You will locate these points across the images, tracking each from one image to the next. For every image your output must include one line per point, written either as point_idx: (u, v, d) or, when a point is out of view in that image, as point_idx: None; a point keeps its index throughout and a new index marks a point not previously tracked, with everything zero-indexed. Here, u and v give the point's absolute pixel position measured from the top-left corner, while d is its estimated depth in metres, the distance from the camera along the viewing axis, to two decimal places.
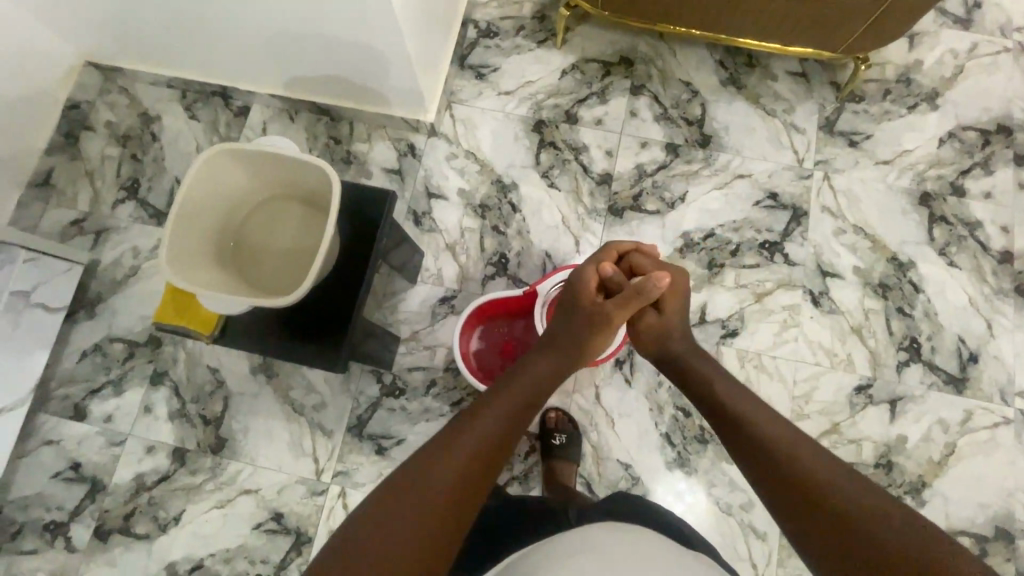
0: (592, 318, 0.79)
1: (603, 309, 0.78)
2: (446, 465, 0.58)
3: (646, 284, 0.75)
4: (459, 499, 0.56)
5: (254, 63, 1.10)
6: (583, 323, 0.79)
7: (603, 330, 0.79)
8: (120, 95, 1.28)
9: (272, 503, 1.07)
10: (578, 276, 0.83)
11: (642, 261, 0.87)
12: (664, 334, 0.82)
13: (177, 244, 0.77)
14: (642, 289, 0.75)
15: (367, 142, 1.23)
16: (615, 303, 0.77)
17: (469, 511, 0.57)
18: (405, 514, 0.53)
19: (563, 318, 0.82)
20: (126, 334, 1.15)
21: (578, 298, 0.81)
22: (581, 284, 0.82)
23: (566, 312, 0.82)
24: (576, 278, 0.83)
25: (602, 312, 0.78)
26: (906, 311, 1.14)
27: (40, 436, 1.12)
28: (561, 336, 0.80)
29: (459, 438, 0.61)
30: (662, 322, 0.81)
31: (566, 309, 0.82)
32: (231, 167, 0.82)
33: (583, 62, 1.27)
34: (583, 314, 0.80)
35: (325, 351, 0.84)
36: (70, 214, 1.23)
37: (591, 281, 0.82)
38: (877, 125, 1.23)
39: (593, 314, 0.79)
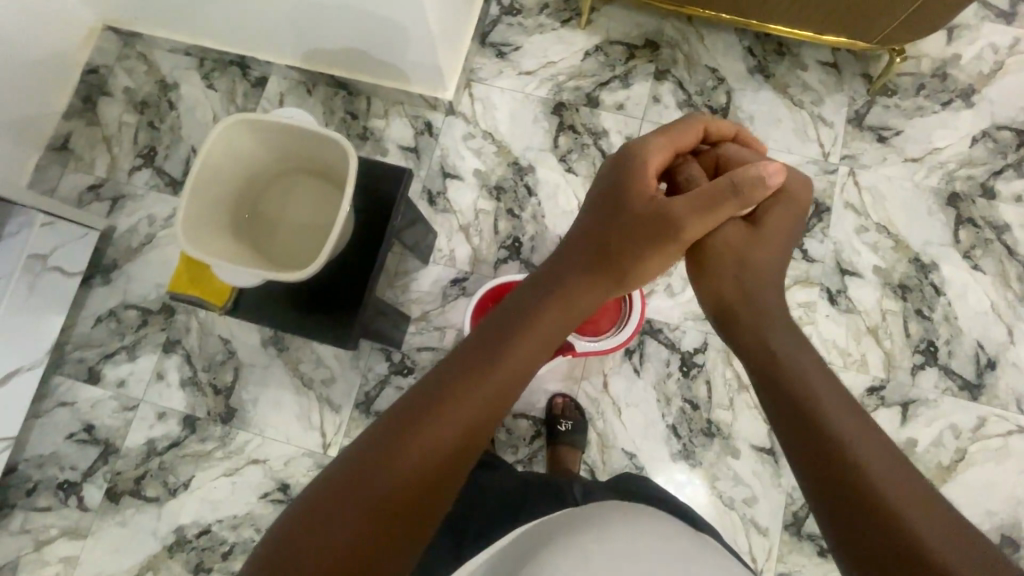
0: (653, 215, 0.63)
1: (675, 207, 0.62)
2: (433, 428, 0.50)
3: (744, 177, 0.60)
4: (448, 461, 0.49)
5: (273, 32, 1.08)
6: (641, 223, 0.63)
7: (666, 234, 0.62)
8: (138, 61, 1.27)
9: (279, 474, 1.08)
10: (645, 154, 0.65)
11: (731, 154, 0.70)
12: (743, 253, 0.63)
13: (193, 213, 0.77)
14: (737, 182, 0.60)
15: (384, 118, 1.22)
16: (692, 200, 0.62)
17: (454, 476, 0.50)
18: (370, 491, 0.46)
19: (610, 211, 0.65)
20: (141, 302, 1.17)
21: (637, 186, 0.65)
22: (645, 161, 0.65)
23: (617, 203, 0.65)
24: (643, 152, 0.66)
25: (671, 207, 0.62)
26: (925, 314, 1.11)
27: (55, 397, 1.14)
28: (602, 237, 0.64)
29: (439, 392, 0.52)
30: (751, 239, 0.64)
31: (612, 200, 0.66)
32: (246, 138, 0.81)
33: (607, 44, 1.24)
34: (641, 210, 0.63)
35: (337, 327, 0.84)
36: (87, 179, 1.23)
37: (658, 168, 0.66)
38: (907, 121, 1.19)
39: (659, 210, 0.63)
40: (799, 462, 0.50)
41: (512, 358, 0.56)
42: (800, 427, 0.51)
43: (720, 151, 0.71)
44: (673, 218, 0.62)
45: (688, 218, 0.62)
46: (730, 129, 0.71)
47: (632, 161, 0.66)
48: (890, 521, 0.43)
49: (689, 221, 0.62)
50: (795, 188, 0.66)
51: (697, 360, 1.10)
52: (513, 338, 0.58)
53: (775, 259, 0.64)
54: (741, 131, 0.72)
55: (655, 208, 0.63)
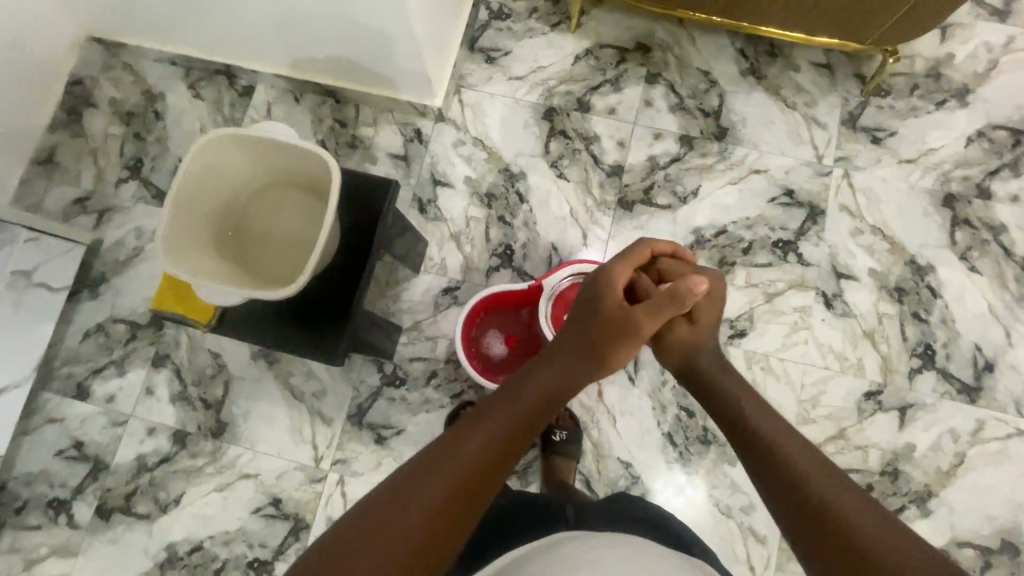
0: (615, 325, 0.72)
1: (633, 315, 0.71)
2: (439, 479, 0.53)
3: (680, 288, 0.70)
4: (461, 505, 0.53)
5: (258, 41, 1.07)
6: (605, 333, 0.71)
7: (625, 341, 0.72)
8: (123, 71, 1.25)
9: (271, 489, 1.07)
10: (605, 277, 0.75)
11: (674, 267, 0.80)
12: (688, 349, 0.76)
13: (175, 231, 0.75)
14: (677, 292, 0.70)
15: (373, 126, 1.20)
16: (645, 311, 0.71)
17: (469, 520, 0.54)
18: (384, 539, 0.49)
19: (581, 325, 0.73)
20: (129, 316, 1.15)
21: (601, 301, 0.73)
22: (606, 283, 0.74)
23: (585, 316, 0.74)
24: (604, 275, 0.75)
25: (630, 317, 0.71)
26: (921, 316, 1.10)
27: (43, 414, 1.13)
28: (577, 346, 0.72)
29: (448, 445, 0.57)
30: (694, 335, 0.76)
31: (584, 317, 0.74)
32: (227, 154, 0.80)
33: (597, 47, 1.23)
34: (606, 321, 0.72)
35: (324, 343, 0.83)
36: (74, 191, 1.21)
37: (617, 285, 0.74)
38: (902, 121, 1.18)
39: (621, 320, 0.71)
40: (789, 528, 0.55)
41: (508, 420, 0.61)
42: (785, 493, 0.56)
43: (660, 266, 0.82)
44: (633, 325, 0.71)
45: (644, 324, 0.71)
46: (669, 247, 0.81)
47: (593, 282, 0.76)
48: (876, 566, 0.47)
49: (644, 326, 0.71)
50: (720, 290, 0.79)
51: None
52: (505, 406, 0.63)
53: (714, 348, 0.77)
54: (678, 248, 0.83)
55: (615, 318, 0.72)
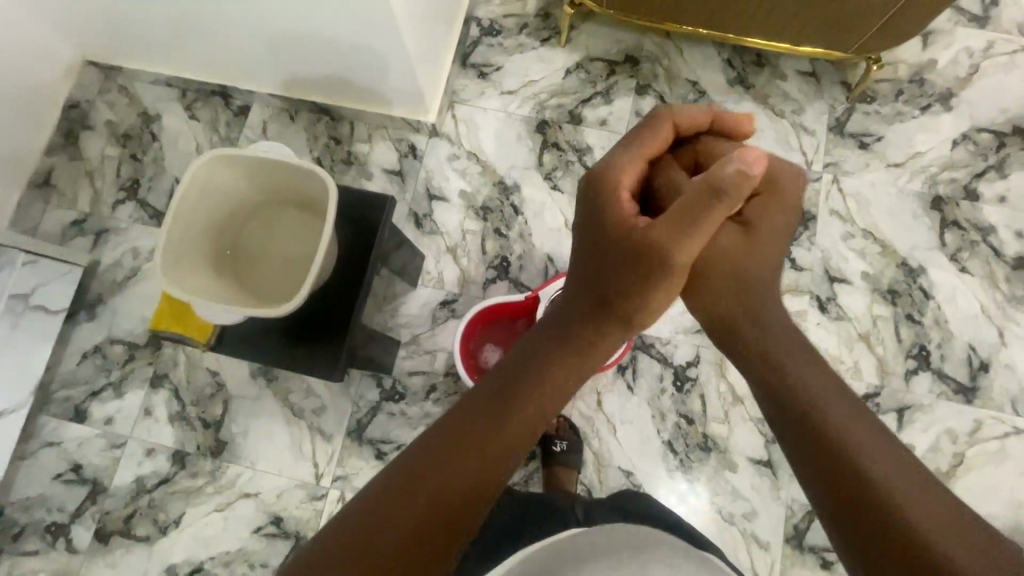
0: (636, 241, 0.54)
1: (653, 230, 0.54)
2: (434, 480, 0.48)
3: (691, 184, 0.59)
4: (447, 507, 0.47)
5: (254, 63, 1.09)
6: (623, 250, 0.55)
7: (653, 258, 0.54)
8: (119, 94, 1.26)
9: (272, 507, 1.07)
10: (613, 173, 0.59)
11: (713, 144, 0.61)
12: (731, 263, 0.59)
13: (173, 252, 0.76)
14: (716, 177, 0.50)
15: (368, 143, 1.22)
16: (674, 214, 0.53)
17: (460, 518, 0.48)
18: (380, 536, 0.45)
19: (594, 248, 0.58)
20: (127, 336, 1.15)
21: (613, 209, 0.57)
22: (615, 183, 0.58)
23: (597, 233, 0.58)
24: (610, 170, 0.59)
25: (653, 232, 0.54)
26: (915, 318, 1.11)
27: (41, 438, 1.12)
28: (587, 271, 0.58)
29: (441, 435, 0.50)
30: (744, 245, 0.60)
31: (590, 236, 0.58)
32: (224, 174, 0.81)
33: (587, 61, 1.25)
34: (620, 242, 0.56)
35: (322, 359, 0.83)
36: (70, 214, 1.22)
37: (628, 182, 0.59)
38: (888, 127, 1.20)
39: (643, 234, 0.54)
40: (814, 479, 0.48)
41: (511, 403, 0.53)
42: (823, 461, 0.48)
43: (697, 143, 0.62)
44: (656, 245, 0.53)
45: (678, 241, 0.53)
46: (699, 114, 0.60)
47: (600, 180, 0.59)
48: (904, 528, 0.43)
49: (674, 243, 0.53)
50: (767, 180, 0.61)
51: (690, 373, 1.09)
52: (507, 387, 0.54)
53: (764, 262, 0.60)
54: (716, 113, 0.61)
55: (637, 234, 0.54)
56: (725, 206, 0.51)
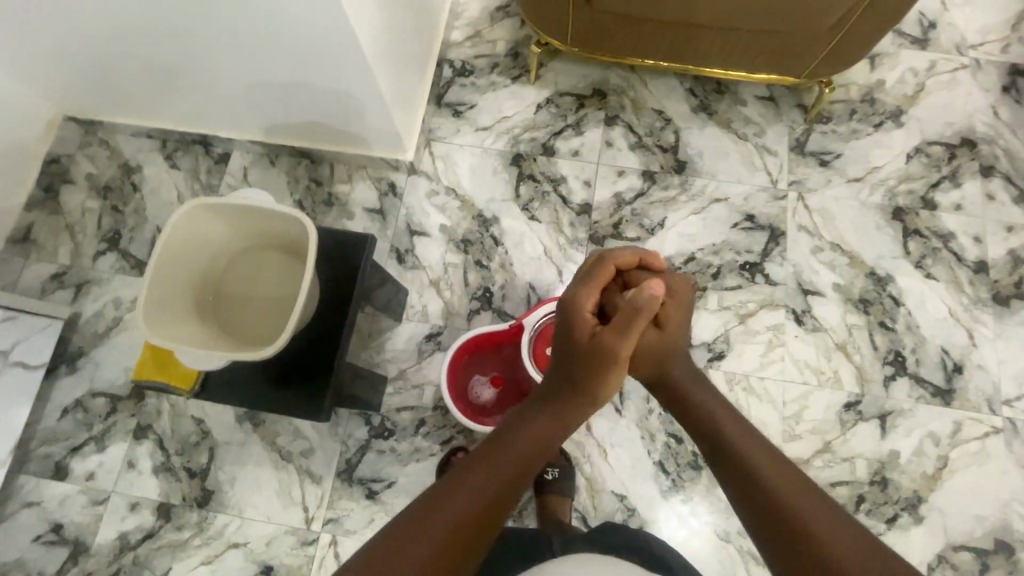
0: (592, 354, 0.71)
1: (603, 341, 0.70)
2: (451, 509, 0.58)
3: (640, 298, 0.69)
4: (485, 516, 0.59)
5: (232, 111, 1.12)
6: (585, 363, 0.71)
7: (606, 364, 0.71)
8: (100, 147, 1.28)
9: (261, 556, 1.04)
10: (575, 299, 0.75)
11: (640, 275, 0.79)
12: (661, 356, 0.76)
13: (154, 300, 0.77)
14: (637, 304, 0.69)
15: (349, 183, 1.24)
16: (617, 328, 0.70)
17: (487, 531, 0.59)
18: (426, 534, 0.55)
19: (563, 356, 0.74)
20: (109, 388, 1.14)
21: (576, 324, 0.73)
22: (581, 310, 0.74)
23: (563, 344, 0.75)
24: (576, 300, 0.75)
25: (604, 341, 0.70)
26: (888, 325, 1.15)
27: (19, 498, 1.09)
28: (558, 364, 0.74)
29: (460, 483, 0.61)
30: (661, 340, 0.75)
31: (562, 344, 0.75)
32: (207, 221, 0.82)
33: (557, 96, 1.30)
34: (581, 348, 0.72)
35: (307, 400, 0.83)
36: (50, 267, 1.22)
37: (587, 309, 0.74)
38: (846, 144, 1.26)
39: (593, 342, 0.71)
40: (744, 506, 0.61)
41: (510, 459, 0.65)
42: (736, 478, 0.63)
43: (627, 275, 0.80)
44: (610, 349, 0.70)
45: (617, 344, 0.70)
46: (630, 258, 0.79)
47: (563, 309, 0.76)
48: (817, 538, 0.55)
49: (618, 344, 0.70)
50: (680, 296, 0.79)
51: None
52: (522, 438, 0.67)
53: (681, 342, 0.78)
54: (641, 256, 0.80)
55: (590, 343, 0.71)
56: (644, 317, 0.70)
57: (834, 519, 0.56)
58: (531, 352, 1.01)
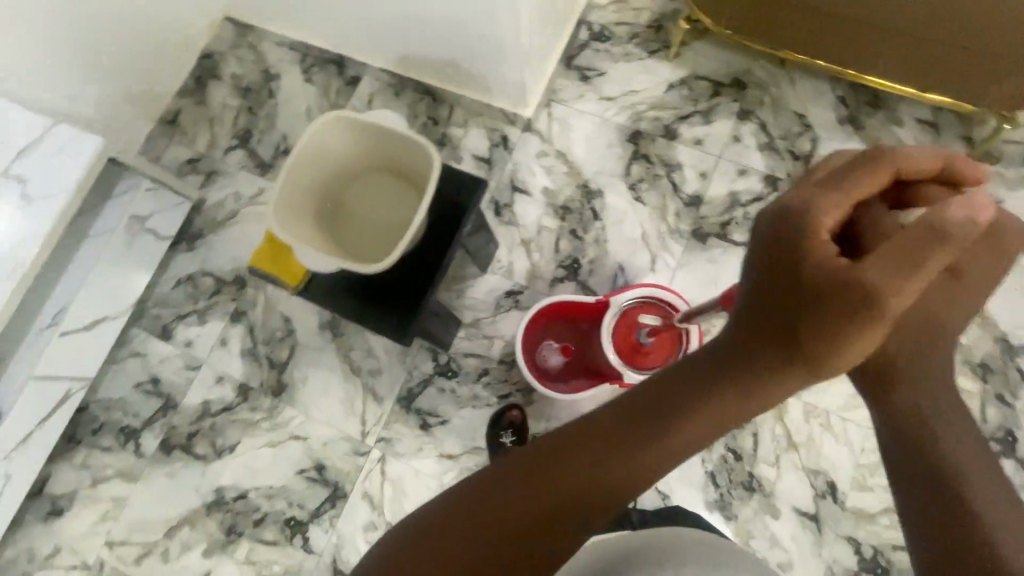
0: (843, 293, 0.43)
1: (866, 275, 0.42)
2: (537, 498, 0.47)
3: (946, 220, 0.42)
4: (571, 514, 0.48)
5: (375, 39, 1.17)
6: (825, 304, 0.43)
7: (865, 320, 0.42)
8: (247, 49, 1.37)
9: (317, 453, 1.13)
10: (817, 209, 0.46)
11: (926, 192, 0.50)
12: (911, 313, 0.52)
13: (284, 199, 0.82)
14: (940, 228, 0.42)
15: (464, 127, 1.26)
16: (894, 262, 0.42)
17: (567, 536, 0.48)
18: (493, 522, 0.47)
19: (767, 303, 0.47)
20: (217, 271, 1.25)
21: (812, 252, 0.45)
22: (822, 222, 0.45)
23: (786, 269, 0.46)
24: (816, 207, 0.46)
25: (867, 279, 0.42)
26: (1005, 399, 1.03)
27: (129, 348, 1.23)
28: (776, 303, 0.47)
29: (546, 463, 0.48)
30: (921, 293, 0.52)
31: (784, 283, 0.46)
32: (342, 134, 0.86)
33: (692, 78, 1.24)
34: (828, 282, 0.43)
35: (396, 323, 0.88)
36: (188, 152, 1.34)
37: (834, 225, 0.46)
38: (1009, 191, 1.12)
39: (848, 276, 0.43)
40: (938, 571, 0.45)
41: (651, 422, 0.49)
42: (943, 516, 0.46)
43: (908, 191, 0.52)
44: (874, 291, 0.42)
45: (896, 283, 0.41)
46: (930, 159, 0.48)
47: (794, 216, 0.47)
48: None
49: (897, 289, 0.42)
50: (991, 227, 0.53)
51: None
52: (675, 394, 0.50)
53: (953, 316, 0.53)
54: (945, 157, 0.50)
55: (843, 275, 0.43)
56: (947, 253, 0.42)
57: None
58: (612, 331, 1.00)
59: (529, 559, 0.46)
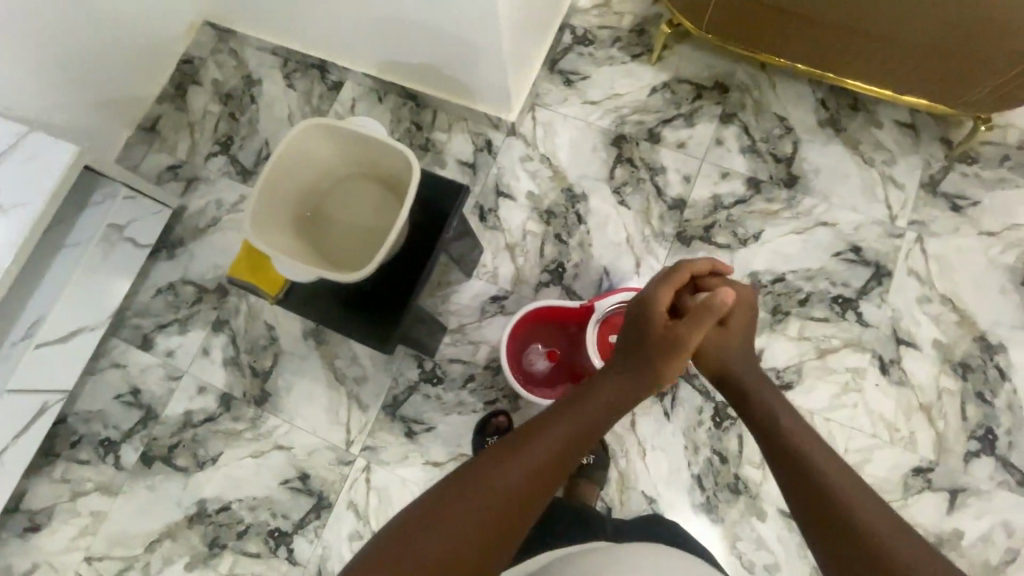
0: (664, 341, 0.71)
1: (674, 331, 0.71)
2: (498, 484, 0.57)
3: (714, 301, 0.71)
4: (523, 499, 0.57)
5: (355, 43, 1.15)
6: (657, 349, 0.71)
7: (676, 357, 0.70)
8: (228, 55, 1.35)
9: (301, 463, 1.11)
10: (651, 296, 0.75)
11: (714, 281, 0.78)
12: (727, 354, 0.74)
13: (261, 208, 0.81)
14: (711, 303, 0.70)
15: (447, 132, 1.25)
16: (690, 322, 0.70)
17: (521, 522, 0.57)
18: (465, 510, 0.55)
19: (626, 352, 0.74)
20: (199, 279, 1.23)
21: (648, 320, 0.73)
22: (654, 304, 0.74)
23: (631, 334, 0.75)
24: (649, 295, 0.75)
25: (676, 332, 0.70)
26: (985, 398, 1.04)
27: (109, 358, 1.21)
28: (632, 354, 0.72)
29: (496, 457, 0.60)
30: (723, 340, 0.75)
31: (631, 339, 0.74)
32: (318, 142, 0.85)
33: (674, 82, 1.24)
34: (656, 338, 0.71)
35: (379, 330, 0.87)
36: (169, 159, 1.32)
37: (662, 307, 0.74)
38: (987, 192, 1.13)
39: (667, 333, 0.71)
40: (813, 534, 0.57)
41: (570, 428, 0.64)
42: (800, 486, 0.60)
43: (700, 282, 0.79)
44: (682, 339, 0.70)
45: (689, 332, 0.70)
46: (707, 264, 0.79)
47: (636, 305, 0.76)
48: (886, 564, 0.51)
49: (693, 336, 0.70)
50: (751, 302, 0.78)
51: (731, 412, 1.06)
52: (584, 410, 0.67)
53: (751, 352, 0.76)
54: (717, 263, 0.80)
55: (663, 332, 0.71)
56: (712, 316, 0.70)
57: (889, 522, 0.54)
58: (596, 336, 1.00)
59: (492, 540, 0.54)
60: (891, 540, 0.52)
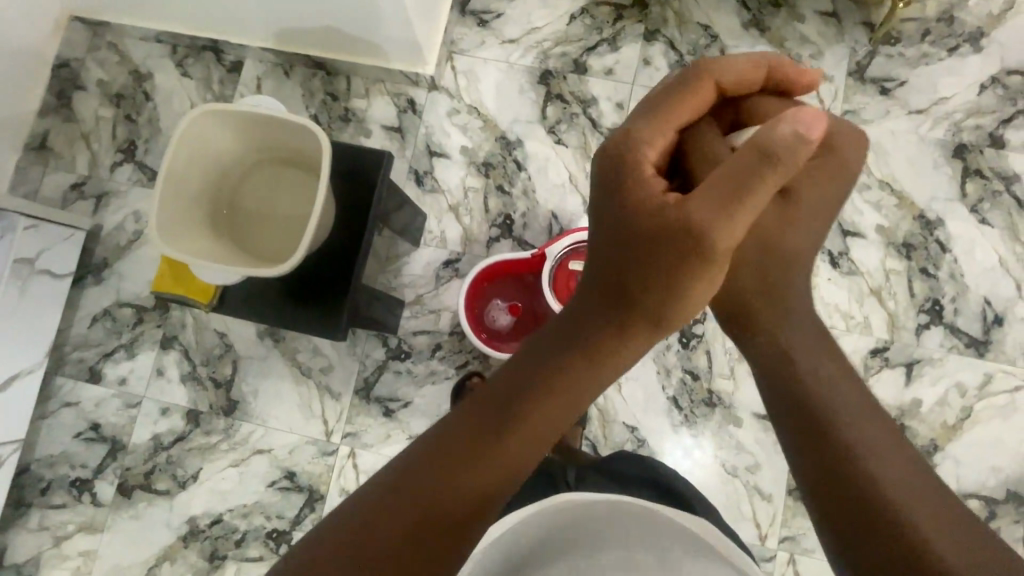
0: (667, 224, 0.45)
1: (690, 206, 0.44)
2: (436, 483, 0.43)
3: (775, 134, 0.42)
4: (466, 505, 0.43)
5: (242, 16, 1.05)
6: (657, 240, 0.46)
7: (688, 256, 0.45)
8: (109, 51, 1.23)
9: (284, 463, 1.10)
10: (645, 145, 0.49)
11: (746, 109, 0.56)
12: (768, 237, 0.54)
13: (169, 215, 0.76)
14: (774, 141, 0.42)
15: (366, 98, 1.18)
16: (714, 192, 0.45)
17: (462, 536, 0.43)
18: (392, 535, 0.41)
19: (611, 246, 0.49)
20: (134, 300, 1.16)
21: (635, 189, 0.48)
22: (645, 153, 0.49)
23: (618, 215, 0.49)
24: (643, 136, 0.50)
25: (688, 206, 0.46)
26: (929, 272, 1.09)
27: (59, 398, 1.15)
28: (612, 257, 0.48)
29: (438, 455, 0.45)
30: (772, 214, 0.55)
31: (614, 227, 0.49)
32: (217, 133, 0.79)
33: (592, 5, 1.18)
34: (656, 220, 0.46)
35: (326, 317, 0.83)
36: (70, 177, 1.21)
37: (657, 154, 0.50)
38: (911, 70, 1.13)
39: (672, 208, 0.45)
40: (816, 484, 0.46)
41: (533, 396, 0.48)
42: (814, 431, 0.47)
43: (734, 107, 0.57)
44: (702, 222, 0.44)
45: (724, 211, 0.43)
46: (738, 70, 0.54)
47: (624, 149, 0.49)
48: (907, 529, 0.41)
49: (719, 217, 0.43)
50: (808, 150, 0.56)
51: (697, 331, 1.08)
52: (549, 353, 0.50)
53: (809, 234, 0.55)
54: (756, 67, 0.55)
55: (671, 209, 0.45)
56: (781, 170, 0.42)
57: (913, 474, 0.44)
58: (552, 282, 0.98)
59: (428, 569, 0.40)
60: (913, 502, 0.42)
